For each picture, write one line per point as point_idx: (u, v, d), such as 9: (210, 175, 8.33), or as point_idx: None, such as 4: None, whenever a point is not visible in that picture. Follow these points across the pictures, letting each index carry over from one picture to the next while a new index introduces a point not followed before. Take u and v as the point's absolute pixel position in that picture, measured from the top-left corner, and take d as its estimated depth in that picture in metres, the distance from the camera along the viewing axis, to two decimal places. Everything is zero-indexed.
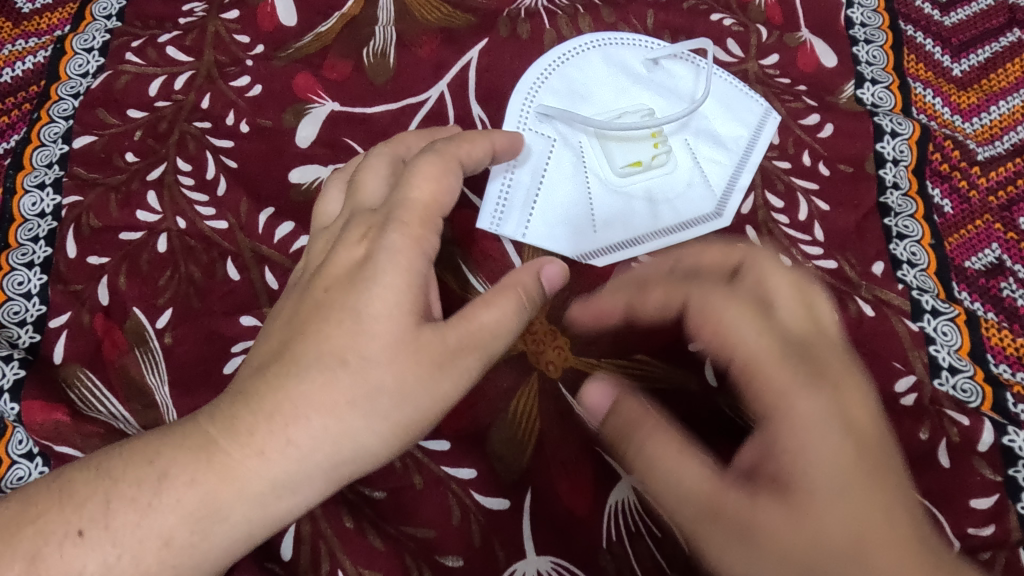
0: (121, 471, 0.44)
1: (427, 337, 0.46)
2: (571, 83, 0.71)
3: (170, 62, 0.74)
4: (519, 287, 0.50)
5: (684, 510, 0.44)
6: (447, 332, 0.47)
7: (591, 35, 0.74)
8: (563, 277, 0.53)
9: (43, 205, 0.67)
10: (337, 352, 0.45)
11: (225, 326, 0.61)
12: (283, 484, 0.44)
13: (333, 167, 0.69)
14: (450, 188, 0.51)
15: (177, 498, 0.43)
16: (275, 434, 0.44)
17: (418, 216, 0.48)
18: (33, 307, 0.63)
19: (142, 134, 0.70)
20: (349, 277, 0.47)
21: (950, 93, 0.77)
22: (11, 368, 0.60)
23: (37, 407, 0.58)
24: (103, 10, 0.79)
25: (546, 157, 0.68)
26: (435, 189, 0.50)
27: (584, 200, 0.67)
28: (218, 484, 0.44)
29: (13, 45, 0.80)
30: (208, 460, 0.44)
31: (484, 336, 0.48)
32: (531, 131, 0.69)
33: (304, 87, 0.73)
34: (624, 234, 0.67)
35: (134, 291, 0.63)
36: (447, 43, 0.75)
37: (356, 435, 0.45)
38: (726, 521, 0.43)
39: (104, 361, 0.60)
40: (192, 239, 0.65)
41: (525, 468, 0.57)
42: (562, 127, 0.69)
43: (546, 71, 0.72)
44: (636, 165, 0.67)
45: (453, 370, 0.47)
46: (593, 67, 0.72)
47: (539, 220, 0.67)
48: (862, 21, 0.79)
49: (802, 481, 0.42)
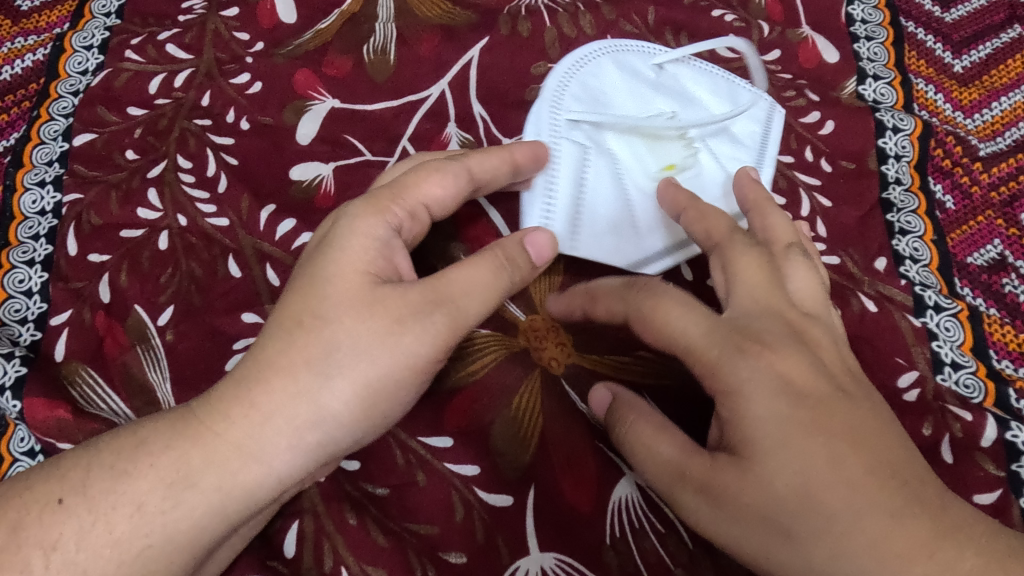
0: (113, 450, 0.46)
1: (386, 294, 0.47)
2: (589, 91, 0.69)
3: (170, 59, 0.74)
4: (500, 252, 0.50)
5: (661, 478, 0.49)
6: (407, 291, 0.47)
7: (598, 42, 0.72)
8: (552, 245, 0.54)
9: (43, 203, 0.67)
10: (296, 316, 0.47)
11: (226, 323, 0.61)
12: (249, 443, 0.45)
13: (334, 164, 0.69)
14: (453, 189, 0.53)
15: (150, 466, 0.45)
16: (241, 400, 0.45)
17: (393, 193, 0.50)
18: (34, 305, 0.63)
19: (142, 132, 0.70)
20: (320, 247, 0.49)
21: (952, 90, 0.77)
22: (12, 365, 0.60)
23: (40, 405, 0.58)
24: (102, 7, 0.78)
25: (583, 167, 0.65)
26: (432, 186, 0.52)
27: (628, 207, 0.65)
28: (191, 445, 0.45)
29: (12, 44, 0.79)
30: (186, 428, 0.46)
31: (454, 294, 0.48)
32: (564, 142, 0.66)
33: (304, 85, 0.72)
34: (671, 238, 0.64)
35: (135, 289, 0.63)
36: (447, 40, 0.75)
37: (320, 399, 0.45)
38: (693, 481, 0.47)
39: (106, 358, 0.60)
40: (193, 237, 0.65)
41: (528, 465, 0.56)
42: (595, 133, 0.66)
43: (564, 80, 0.69)
44: (671, 169, 0.66)
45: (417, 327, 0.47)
46: (606, 74, 0.70)
47: (585, 230, 0.64)
48: (863, 18, 0.79)
49: (746, 439, 0.46)
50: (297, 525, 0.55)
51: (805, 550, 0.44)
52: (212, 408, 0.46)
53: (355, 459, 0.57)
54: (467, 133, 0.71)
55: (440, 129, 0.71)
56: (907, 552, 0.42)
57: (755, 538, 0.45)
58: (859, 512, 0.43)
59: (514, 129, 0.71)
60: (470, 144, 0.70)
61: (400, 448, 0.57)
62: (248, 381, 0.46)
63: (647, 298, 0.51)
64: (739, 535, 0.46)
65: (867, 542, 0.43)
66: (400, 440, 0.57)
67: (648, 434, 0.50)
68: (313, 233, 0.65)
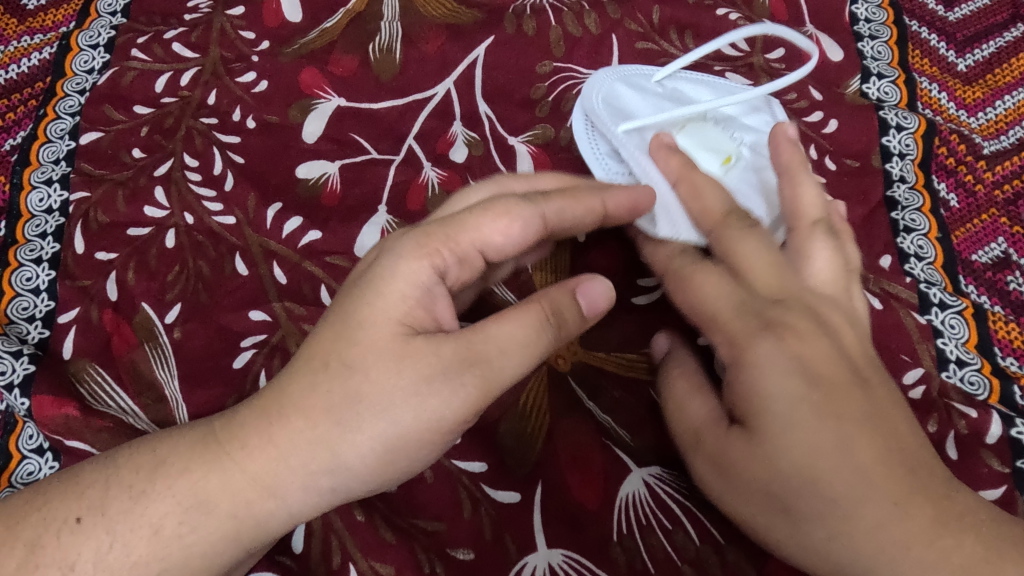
0: (127, 459, 0.47)
1: (420, 347, 0.46)
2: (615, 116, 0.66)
3: (176, 58, 0.74)
4: (548, 305, 0.48)
5: (681, 439, 0.52)
6: (442, 345, 0.46)
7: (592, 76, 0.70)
8: (606, 300, 0.52)
9: (50, 201, 0.67)
10: (330, 356, 0.46)
11: (233, 321, 0.61)
12: (267, 478, 0.45)
13: (341, 163, 0.69)
14: (519, 235, 0.50)
15: (167, 489, 0.45)
16: (262, 435, 0.45)
17: (455, 246, 0.49)
18: (42, 302, 0.63)
19: (149, 130, 0.70)
20: (365, 278, 0.48)
21: (956, 88, 0.77)
22: (21, 363, 0.60)
23: (48, 402, 0.58)
24: (108, 6, 0.78)
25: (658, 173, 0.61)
26: (496, 231, 0.49)
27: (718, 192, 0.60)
28: (210, 477, 0.45)
29: (18, 42, 0.80)
30: (205, 452, 0.46)
31: (489, 348, 0.46)
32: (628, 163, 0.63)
33: (310, 83, 0.73)
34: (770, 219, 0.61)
35: (142, 287, 0.63)
36: (453, 39, 0.75)
37: (330, 428, 0.45)
38: (708, 449, 0.49)
39: (114, 356, 0.60)
40: (200, 235, 0.65)
41: (535, 462, 0.56)
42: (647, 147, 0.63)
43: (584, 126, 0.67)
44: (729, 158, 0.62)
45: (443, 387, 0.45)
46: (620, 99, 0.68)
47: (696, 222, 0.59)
48: (866, 17, 0.79)
49: (761, 412, 0.47)
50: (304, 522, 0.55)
51: (805, 529, 0.45)
52: (233, 432, 0.46)
53: None
54: (473, 131, 0.71)
55: (445, 127, 0.71)
56: (906, 541, 0.44)
57: (759, 514, 0.47)
58: (857, 499, 0.44)
59: (520, 127, 0.71)
60: (476, 143, 0.70)
61: None
62: (271, 415, 0.46)
63: (688, 265, 0.56)
64: (739, 501, 0.48)
65: (867, 530, 0.44)
66: None
67: (687, 390, 0.53)
68: (320, 231, 0.65)
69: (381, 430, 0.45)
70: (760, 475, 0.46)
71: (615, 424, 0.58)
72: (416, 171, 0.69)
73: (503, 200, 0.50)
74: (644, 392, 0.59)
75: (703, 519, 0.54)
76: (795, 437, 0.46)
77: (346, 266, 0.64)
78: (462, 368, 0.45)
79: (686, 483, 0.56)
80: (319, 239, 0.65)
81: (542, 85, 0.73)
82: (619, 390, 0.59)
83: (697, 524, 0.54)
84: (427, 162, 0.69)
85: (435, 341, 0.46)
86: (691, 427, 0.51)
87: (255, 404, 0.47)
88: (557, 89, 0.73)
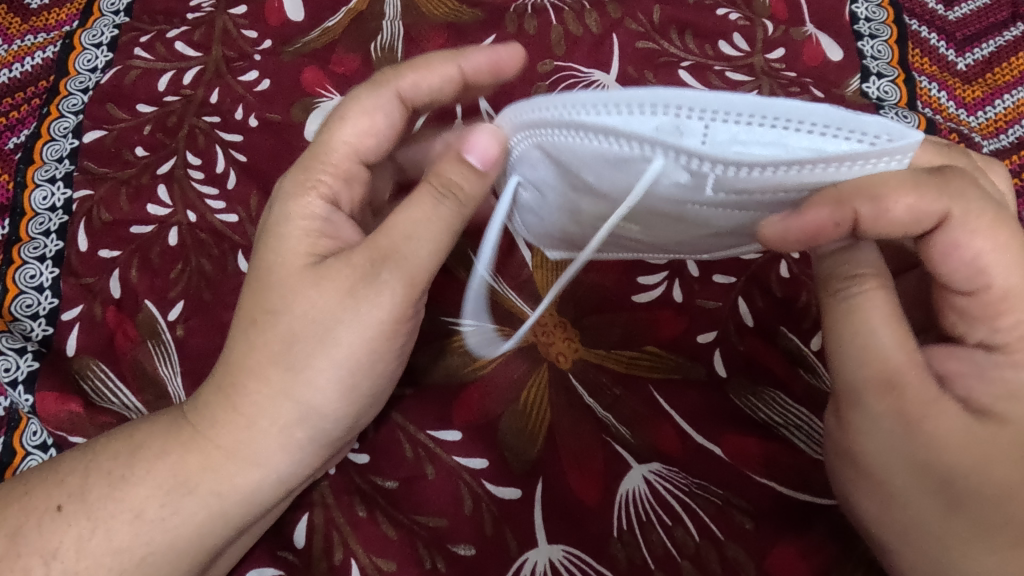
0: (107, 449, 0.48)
1: (330, 266, 0.46)
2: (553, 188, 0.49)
3: (179, 57, 0.74)
4: (437, 180, 0.46)
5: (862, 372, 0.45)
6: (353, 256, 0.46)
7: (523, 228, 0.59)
8: (497, 142, 0.44)
9: (54, 199, 0.68)
10: (251, 313, 0.48)
11: (236, 318, 0.61)
12: (245, 451, 0.47)
13: None
14: (384, 121, 0.51)
15: (148, 472, 0.47)
16: (227, 410, 0.47)
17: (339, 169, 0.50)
18: (46, 300, 0.63)
19: (151, 129, 0.70)
20: (263, 232, 0.49)
21: (956, 87, 0.77)
22: (24, 360, 0.60)
23: (52, 398, 0.59)
24: (111, 5, 0.79)
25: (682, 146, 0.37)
26: (359, 126, 0.50)
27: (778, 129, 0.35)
28: (188, 456, 0.47)
29: (21, 41, 0.80)
30: (179, 434, 0.48)
31: (403, 246, 0.45)
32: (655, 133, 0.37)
33: (312, 82, 0.73)
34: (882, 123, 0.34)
35: (146, 284, 0.63)
36: (454, 39, 0.75)
37: (305, 398, 0.47)
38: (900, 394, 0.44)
39: (117, 353, 0.61)
40: (203, 233, 0.65)
41: (536, 459, 0.57)
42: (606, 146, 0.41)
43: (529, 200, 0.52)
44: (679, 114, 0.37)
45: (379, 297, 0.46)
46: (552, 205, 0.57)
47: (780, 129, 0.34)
48: (867, 16, 0.79)
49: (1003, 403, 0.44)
50: (307, 517, 0.55)
51: (954, 519, 0.45)
52: (198, 414, 0.48)
53: (365, 452, 0.58)
54: None
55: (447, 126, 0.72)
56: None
57: (920, 487, 0.45)
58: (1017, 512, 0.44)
59: None
60: None
61: (409, 441, 0.57)
62: (230, 390, 0.47)
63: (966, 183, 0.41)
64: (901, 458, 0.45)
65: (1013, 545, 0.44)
66: (411, 434, 0.58)
67: (877, 317, 0.44)
68: None
69: (332, 356, 0.46)
70: (956, 461, 0.44)
71: (615, 421, 0.58)
72: None
73: (355, 98, 0.50)
74: (644, 388, 0.60)
75: (702, 516, 0.54)
76: (1007, 454, 0.44)
77: None
78: (376, 270, 0.45)
79: (687, 481, 0.56)
80: None
81: (543, 84, 0.73)
82: (619, 387, 0.60)
83: (697, 520, 0.54)
84: None
85: (347, 254, 0.46)
86: (881, 370, 0.44)
87: (215, 388, 0.48)
88: (557, 88, 0.73)
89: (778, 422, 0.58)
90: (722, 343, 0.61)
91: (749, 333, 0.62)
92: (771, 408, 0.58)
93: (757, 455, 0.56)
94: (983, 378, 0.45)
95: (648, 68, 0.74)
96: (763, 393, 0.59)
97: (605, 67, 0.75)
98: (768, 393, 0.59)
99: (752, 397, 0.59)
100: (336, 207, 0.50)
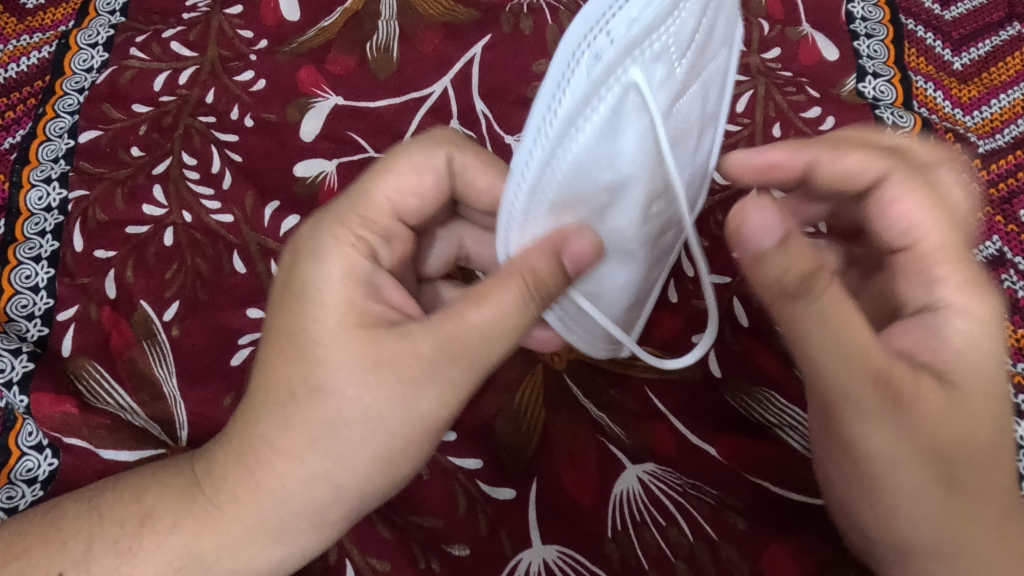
0: (110, 502, 0.46)
1: (391, 344, 0.43)
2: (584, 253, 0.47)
3: (174, 57, 0.74)
4: (525, 274, 0.42)
5: (855, 376, 0.41)
6: (417, 341, 0.43)
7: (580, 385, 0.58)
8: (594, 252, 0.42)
9: (49, 199, 0.68)
10: (286, 386, 0.44)
11: (232, 318, 0.62)
12: (268, 525, 0.44)
13: (338, 161, 0.69)
14: (431, 187, 0.50)
15: (157, 547, 0.44)
16: (247, 481, 0.44)
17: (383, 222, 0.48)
18: (41, 300, 0.63)
19: (147, 129, 0.70)
20: (288, 286, 0.46)
21: (952, 87, 0.77)
22: (19, 361, 0.60)
23: (47, 399, 0.58)
24: (107, 5, 0.79)
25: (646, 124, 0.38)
26: (409, 194, 0.49)
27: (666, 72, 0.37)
28: (203, 532, 0.44)
29: (17, 41, 0.80)
30: (192, 504, 0.45)
31: (472, 340, 0.43)
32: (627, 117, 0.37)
33: (308, 82, 0.73)
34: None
35: (141, 284, 0.63)
36: (450, 38, 0.75)
37: (332, 477, 0.43)
38: (894, 389, 0.42)
39: (112, 353, 0.61)
40: (198, 233, 0.65)
41: (531, 458, 0.57)
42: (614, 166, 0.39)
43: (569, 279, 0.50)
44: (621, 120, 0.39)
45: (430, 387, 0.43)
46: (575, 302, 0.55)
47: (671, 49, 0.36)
48: (863, 15, 0.79)
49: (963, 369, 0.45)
50: None
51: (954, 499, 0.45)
52: (213, 479, 0.45)
53: None
54: (470, 130, 0.71)
55: (442, 126, 0.72)
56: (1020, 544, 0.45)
57: (926, 474, 0.44)
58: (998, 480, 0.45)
59: (516, 126, 0.72)
60: (473, 141, 0.71)
61: None
62: (249, 462, 0.44)
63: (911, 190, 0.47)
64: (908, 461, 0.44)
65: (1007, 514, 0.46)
66: None
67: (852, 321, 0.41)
68: None
69: (372, 450, 0.43)
70: (947, 439, 0.44)
71: (610, 421, 0.59)
72: None
73: (405, 153, 0.49)
74: (639, 389, 0.60)
75: (696, 516, 0.54)
76: (980, 416, 0.44)
77: None
78: (440, 364, 0.43)
79: (680, 481, 0.56)
80: None
81: (539, 84, 0.73)
82: (614, 387, 0.60)
83: (691, 520, 0.54)
84: None
85: (408, 339, 0.43)
86: (873, 370, 0.42)
87: (226, 448, 0.45)
88: None
89: (773, 423, 0.58)
90: (716, 343, 0.61)
91: (744, 334, 0.62)
92: (766, 410, 0.58)
93: (751, 455, 0.56)
94: (941, 346, 0.45)
95: None
96: (758, 393, 0.59)
97: None
98: (763, 394, 0.59)
99: (747, 397, 0.59)
100: (377, 262, 0.47)
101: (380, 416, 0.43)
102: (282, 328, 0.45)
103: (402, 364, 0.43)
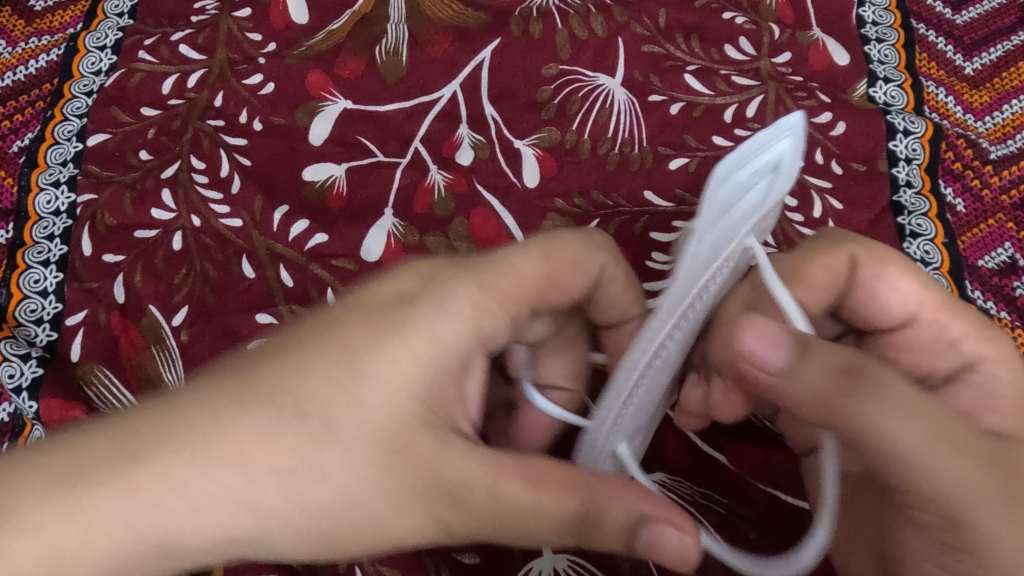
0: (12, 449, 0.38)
1: (421, 442, 0.38)
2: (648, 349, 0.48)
3: (183, 60, 0.74)
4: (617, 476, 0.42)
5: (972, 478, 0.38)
6: (462, 458, 0.38)
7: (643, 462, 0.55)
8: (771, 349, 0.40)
9: (58, 203, 0.68)
10: (299, 403, 0.38)
11: (241, 324, 0.62)
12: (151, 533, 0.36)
13: (347, 165, 0.69)
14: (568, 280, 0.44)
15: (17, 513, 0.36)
16: (156, 473, 0.36)
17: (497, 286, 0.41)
18: (50, 305, 0.63)
19: (156, 132, 0.70)
20: (377, 310, 0.40)
21: (963, 92, 0.77)
22: (29, 366, 0.61)
23: (56, 404, 0.59)
24: (115, 8, 0.79)
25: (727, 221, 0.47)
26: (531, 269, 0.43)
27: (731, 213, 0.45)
28: (77, 511, 0.36)
29: (26, 44, 0.80)
30: (74, 483, 0.36)
31: (489, 510, 0.37)
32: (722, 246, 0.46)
33: (316, 86, 0.73)
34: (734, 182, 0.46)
35: (150, 289, 0.63)
36: (460, 42, 0.75)
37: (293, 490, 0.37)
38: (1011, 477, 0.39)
39: (121, 358, 0.61)
40: (207, 237, 0.65)
41: None
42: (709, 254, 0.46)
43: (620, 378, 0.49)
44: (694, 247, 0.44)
45: (430, 500, 0.37)
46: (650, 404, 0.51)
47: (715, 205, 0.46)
48: (874, 20, 0.79)
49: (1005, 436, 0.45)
50: None
51: None
52: (123, 446, 0.36)
53: None
54: (479, 134, 0.71)
55: (451, 131, 0.71)
56: None
57: None
58: None
59: (526, 130, 0.72)
60: (482, 145, 0.71)
61: None
62: (196, 434, 0.37)
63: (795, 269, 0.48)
64: None
65: None
66: None
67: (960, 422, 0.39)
68: (326, 235, 0.66)
69: (314, 497, 0.37)
70: None
71: None
72: (422, 174, 0.69)
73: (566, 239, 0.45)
74: None
75: (707, 524, 0.53)
76: None
77: (354, 270, 0.64)
78: (450, 492, 0.37)
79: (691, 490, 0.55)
80: (326, 242, 0.65)
81: (548, 88, 0.74)
82: None
83: (701, 528, 0.53)
84: (433, 166, 0.70)
85: (450, 447, 0.38)
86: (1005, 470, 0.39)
87: (161, 407, 0.38)
88: (562, 92, 0.74)
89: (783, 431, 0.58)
90: None
91: None
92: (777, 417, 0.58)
93: (761, 462, 0.57)
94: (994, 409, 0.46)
95: (653, 72, 0.75)
96: None
97: (610, 71, 0.75)
98: None
99: None
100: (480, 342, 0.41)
101: (355, 502, 0.37)
102: (349, 339, 0.39)
103: (420, 458, 0.37)
